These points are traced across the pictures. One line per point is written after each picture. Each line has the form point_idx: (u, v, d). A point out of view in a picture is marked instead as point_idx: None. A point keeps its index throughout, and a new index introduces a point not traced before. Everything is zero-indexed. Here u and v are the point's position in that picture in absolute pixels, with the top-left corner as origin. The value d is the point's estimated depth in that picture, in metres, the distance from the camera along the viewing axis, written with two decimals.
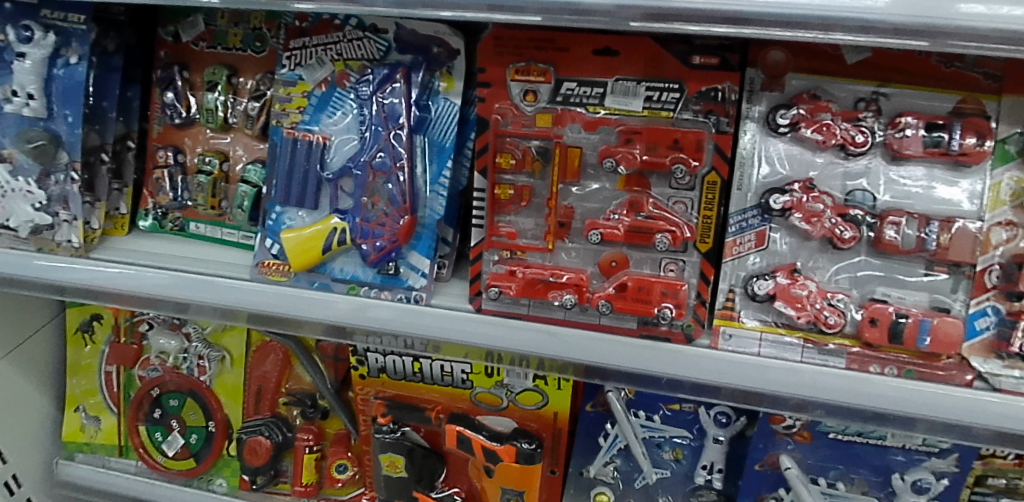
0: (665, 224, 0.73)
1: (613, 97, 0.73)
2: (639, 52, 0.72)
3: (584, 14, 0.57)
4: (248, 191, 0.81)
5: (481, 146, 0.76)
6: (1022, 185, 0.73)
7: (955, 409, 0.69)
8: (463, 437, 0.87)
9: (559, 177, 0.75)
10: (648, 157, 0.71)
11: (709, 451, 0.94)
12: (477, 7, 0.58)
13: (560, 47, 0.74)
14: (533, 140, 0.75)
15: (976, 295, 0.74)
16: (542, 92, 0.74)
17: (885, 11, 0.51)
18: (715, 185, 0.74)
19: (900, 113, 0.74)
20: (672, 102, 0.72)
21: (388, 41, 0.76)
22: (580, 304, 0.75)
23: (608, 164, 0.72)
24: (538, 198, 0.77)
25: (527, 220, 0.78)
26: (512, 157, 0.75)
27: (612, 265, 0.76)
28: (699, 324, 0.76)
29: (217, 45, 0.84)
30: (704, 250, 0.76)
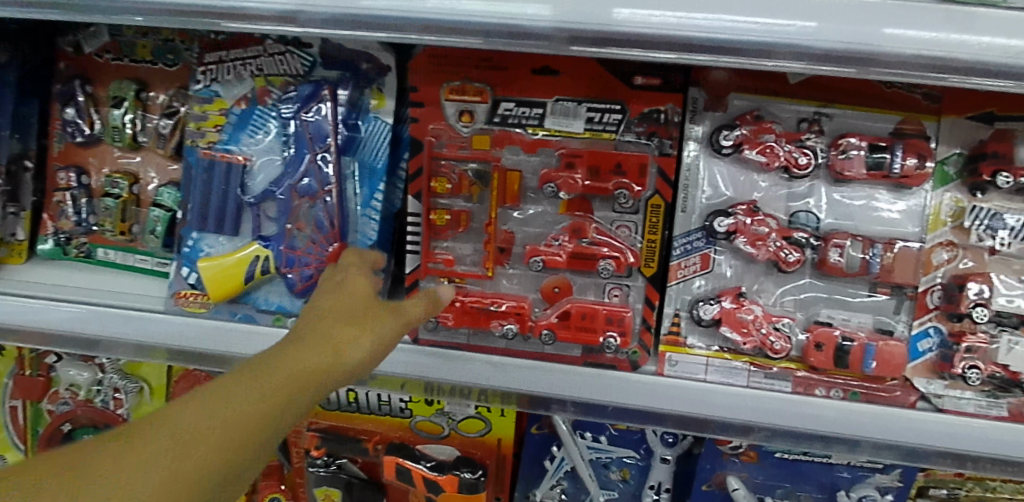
0: (609, 249, 0.71)
1: (554, 119, 0.70)
2: (580, 72, 0.70)
3: (525, 39, 0.53)
4: (160, 215, 0.74)
5: (414, 170, 0.71)
6: (961, 206, 0.73)
7: (898, 430, 0.68)
8: (402, 468, 0.82)
9: (499, 200, 0.71)
10: (592, 181, 0.68)
11: (656, 471, 0.91)
12: (411, 27, 0.54)
13: (496, 66, 0.70)
14: (470, 163, 0.71)
15: (919, 315, 0.74)
16: (478, 112, 0.70)
17: (816, 36, 0.49)
18: (660, 209, 0.72)
19: (842, 134, 0.73)
20: (614, 124, 0.69)
21: (313, 56, 0.71)
22: (522, 333, 0.72)
23: (550, 190, 0.69)
24: (478, 223, 0.73)
25: (468, 244, 0.74)
26: (448, 182, 0.71)
27: (555, 291, 0.73)
28: (644, 350, 0.74)
29: (124, 57, 0.76)
30: (648, 274, 0.74)
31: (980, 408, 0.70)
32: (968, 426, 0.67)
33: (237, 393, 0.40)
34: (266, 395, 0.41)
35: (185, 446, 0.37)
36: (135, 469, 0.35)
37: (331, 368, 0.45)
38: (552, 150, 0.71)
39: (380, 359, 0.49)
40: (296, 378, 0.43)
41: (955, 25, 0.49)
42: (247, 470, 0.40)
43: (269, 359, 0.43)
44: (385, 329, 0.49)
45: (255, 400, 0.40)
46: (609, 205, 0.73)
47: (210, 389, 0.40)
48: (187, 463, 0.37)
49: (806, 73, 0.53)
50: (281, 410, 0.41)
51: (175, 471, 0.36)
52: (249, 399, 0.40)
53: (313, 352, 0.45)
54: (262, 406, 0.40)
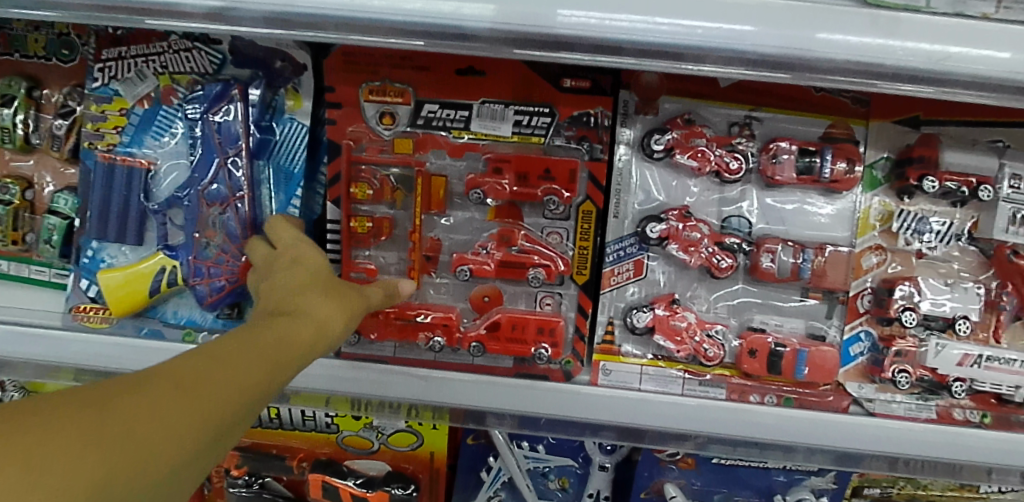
0: (540, 258, 0.69)
1: (480, 122, 0.67)
2: (504, 74, 0.67)
3: (464, 40, 0.49)
4: (57, 223, 0.67)
5: (333, 175, 0.68)
6: (889, 209, 0.73)
7: (834, 435, 0.67)
8: (328, 485, 0.79)
9: (422, 206, 0.68)
10: (520, 187, 0.67)
11: (594, 479, 0.90)
12: (329, 26, 0.49)
13: (417, 65, 0.67)
14: (392, 168, 0.68)
15: (851, 320, 0.74)
16: (400, 115, 0.67)
17: (749, 40, 0.47)
18: (591, 215, 0.71)
19: (773, 138, 0.72)
20: (543, 127, 0.67)
21: (223, 53, 0.66)
22: (450, 346, 0.69)
23: (478, 195, 0.67)
24: (401, 229, 0.71)
25: (394, 250, 0.71)
26: (369, 188, 0.68)
27: (484, 300, 0.71)
28: (577, 358, 0.72)
29: (13, 52, 0.68)
30: (581, 282, 0.72)
31: (909, 410, 0.71)
32: (911, 429, 0.67)
33: (234, 352, 0.39)
34: (261, 355, 0.40)
35: (191, 391, 0.35)
36: (137, 410, 0.32)
37: (312, 342, 0.46)
38: (478, 154, 0.69)
39: (344, 340, 0.51)
40: (281, 345, 0.43)
41: (883, 30, 0.48)
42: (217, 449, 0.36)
43: (251, 330, 0.43)
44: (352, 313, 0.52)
45: (246, 363, 0.39)
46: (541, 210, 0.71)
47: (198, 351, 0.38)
48: (197, 405, 0.34)
49: (736, 77, 0.51)
50: (268, 378, 0.40)
51: (183, 414, 0.33)
52: (239, 363, 0.38)
53: (294, 328, 0.45)
54: (255, 364, 0.40)
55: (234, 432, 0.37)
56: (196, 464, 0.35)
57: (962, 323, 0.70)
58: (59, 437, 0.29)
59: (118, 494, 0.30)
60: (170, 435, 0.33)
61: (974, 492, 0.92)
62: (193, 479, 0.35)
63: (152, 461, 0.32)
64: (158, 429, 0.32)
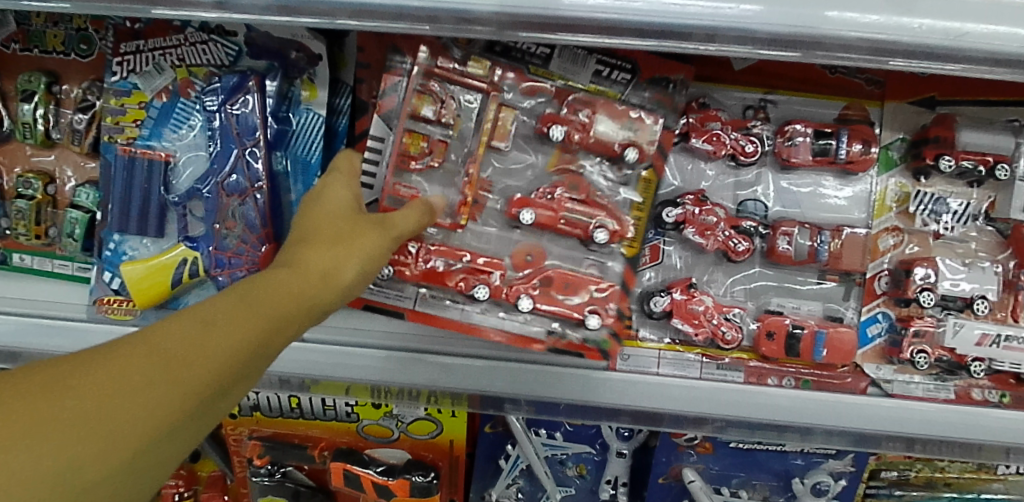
0: (604, 216, 0.67)
1: (560, 62, 0.67)
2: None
3: (474, 24, 0.49)
4: (78, 217, 0.68)
5: (390, 84, 0.66)
6: (906, 190, 0.73)
7: (850, 416, 0.67)
8: (350, 474, 0.80)
9: (486, 140, 0.67)
10: (601, 137, 0.66)
11: (612, 466, 0.90)
12: (338, 13, 0.49)
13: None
14: (464, 92, 0.67)
15: (868, 301, 0.74)
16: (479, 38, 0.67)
17: (760, 20, 0.47)
18: (650, 185, 0.69)
19: (788, 121, 0.72)
20: (622, 83, 0.68)
21: (238, 45, 0.67)
22: (493, 297, 0.68)
23: (552, 135, 0.66)
24: (453, 162, 0.68)
25: (445, 182, 0.69)
26: (432, 104, 0.65)
27: (526, 259, 0.70)
28: (613, 335, 0.69)
29: (33, 48, 0.69)
30: (629, 255, 0.70)
31: (928, 391, 0.70)
32: (927, 411, 0.67)
33: (232, 314, 0.42)
34: (259, 314, 0.43)
35: (184, 364, 0.38)
36: (137, 385, 0.36)
37: (323, 285, 0.48)
38: (546, 97, 0.68)
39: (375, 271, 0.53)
40: (286, 296, 0.45)
41: (897, 8, 0.47)
42: (221, 404, 0.41)
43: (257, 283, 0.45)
44: (378, 249, 0.53)
45: (244, 326, 0.41)
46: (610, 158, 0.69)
47: (192, 314, 0.41)
48: (190, 377, 0.38)
49: (750, 57, 0.51)
50: (268, 332, 0.43)
51: (176, 388, 0.37)
52: (237, 327, 0.41)
53: (305, 275, 0.47)
54: (254, 324, 0.42)
55: (237, 385, 0.42)
56: (203, 420, 0.40)
57: (979, 303, 0.70)
58: (69, 417, 0.34)
59: (131, 462, 0.36)
60: (166, 410, 0.37)
61: (992, 474, 0.92)
62: (202, 430, 0.40)
63: (157, 433, 0.37)
64: (156, 403, 0.36)
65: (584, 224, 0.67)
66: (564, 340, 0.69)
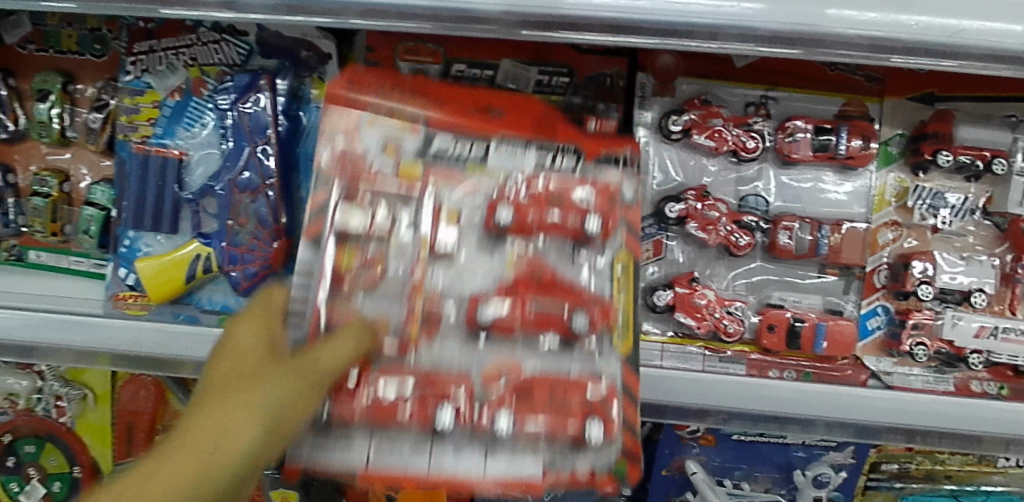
0: (582, 301, 0.52)
1: (495, 160, 0.55)
2: (521, 122, 0.58)
3: (482, 24, 0.51)
4: (93, 214, 0.69)
5: (313, 208, 0.51)
6: (904, 186, 0.75)
7: (852, 408, 0.68)
8: None
9: (428, 249, 0.51)
10: (560, 218, 0.53)
11: None
12: (349, 13, 0.50)
13: (430, 98, 0.58)
14: (396, 203, 0.52)
15: (867, 295, 0.76)
16: (406, 146, 0.54)
17: (760, 17, 0.48)
18: (630, 268, 0.54)
19: (789, 117, 0.74)
20: (569, 168, 0.56)
21: (250, 44, 0.68)
22: (461, 423, 0.48)
23: (501, 220, 0.52)
24: (383, 292, 0.50)
25: (387, 306, 0.50)
26: (360, 211, 0.51)
27: (500, 376, 0.50)
28: (627, 453, 0.49)
29: (48, 48, 0.70)
30: (624, 352, 0.51)
31: (928, 384, 0.71)
32: (926, 402, 0.67)
33: None
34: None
35: None
36: None
37: (225, 450, 0.39)
38: (487, 186, 0.53)
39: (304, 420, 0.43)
40: (174, 477, 0.37)
41: (898, 6, 0.49)
42: None
43: (161, 456, 0.38)
44: (290, 392, 0.42)
45: None
46: (573, 239, 0.54)
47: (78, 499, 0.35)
48: None
49: (751, 54, 0.52)
50: None
51: None
52: None
53: (200, 445, 0.39)
54: None
55: None
56: None
57: (977, 295, 0.72)
58: None
59: None
60: None
61: (991, 466, 0.94)
62: None
63: None
64: None
65: (558, 313, 0.51)
66: (568, 472, 0.48)
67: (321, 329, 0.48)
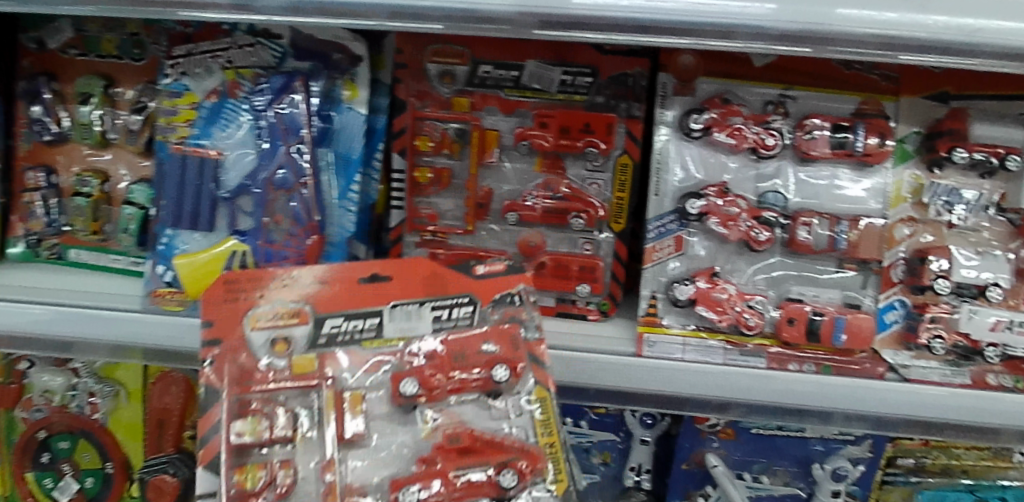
0: (505, 456, 0.55)
1: (393, 327, 0.59)
2: (412, 286, 0.60)
3: (506, 26, 0.53)
4: (133, 213, 0.73)
5: (209, 427, 0.54)
6: (920, 182, 0.76)
7: (871, 401, 0.69)
8: None
9: (337, 436, 0.57)
10: (462, 375, 0.59)
11: (636, 453, 0.92)
12: (380, 14, 0.53)
13: (320, 281, 0.59)
14: (290, 395, 0.58)
15: (885, 289, 0.77)
16: (297, 339, 0.58)
17: (770, 17, 0.51)
18: (547, 401, 0.58)
19: (807, 115, 0.75)
20: (465, 318, 0.60)
21: (283, 47, 0.71)
22: None
23: (408, 391, 0.57)
24: (303, 468, 0.56)
25: (306, 486, 0.55)
26: (263, 422, 0.55)
27: None
28: None
29: (89, 53, 0.73)
30: (560, 491, 0.55)
31: (944, 377, 0.72)
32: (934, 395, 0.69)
33: None
34: None
35: None
36: None
37: None
38: (389, 363, 0.59)
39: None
40: None
41: (913, 4, 0.50)
42: None
43: None
44: None
45: None
46: (482, 391, 0.59)
47: None
48: None
49: (767, 53, 0.54)
50: None
51: None
52: None
53: None
54: None
55: None
56: None
57: (993, 289, 0.73)
58: None
59: None
60: None
61: (1007, 461, 0.94)
62: None
63: None
64: None
65: (484, 476, 0.55)
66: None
67: None
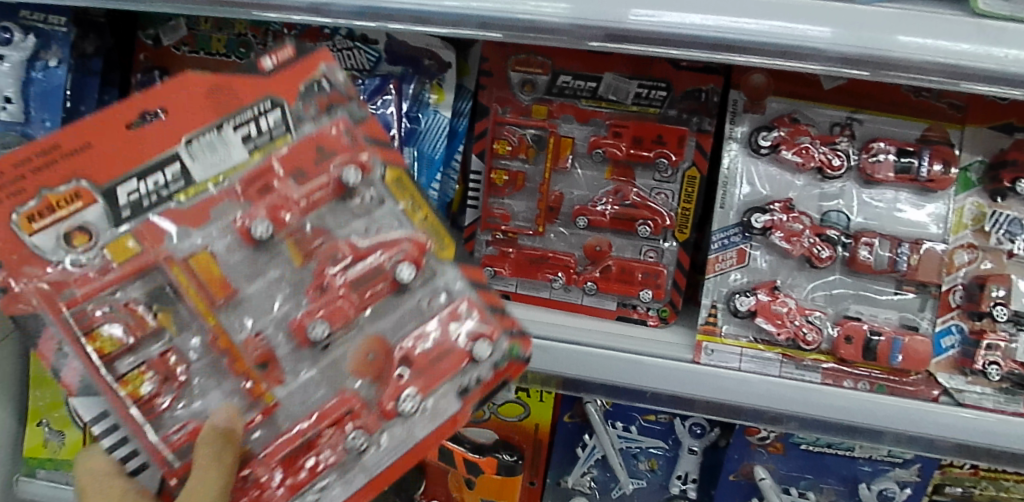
0: (393, 254, 0.56)
1: (201, 164, 0.54)
2: (187, 111, 0.54)
3: (585, 40, 0.57)
4: None
5: (56, 358, 0.52)
6: (982, 210, 0.77)
7: (924, 424, 0.69)
8: (446, 449, 0.89)
9: (206, 304, 0.54)
10: (304, 188, 0.56)
11: (684, 462, 0.93)
12: (468, 23, 0.58)
13: (75, 148, 0.52)
14: (123, 289, 0.53)
15: (942, 313, 0.77)
16: (94, 222, 0.52)
17: (833, 42, 0.54)
18: (404, 179, 0.58)
19: (873, 139, 0.78)
20: (280, 125, 0.55)
21: (378, 52, 0.77)
22: (368, 432, 0.54)
23: (259, 233, 0.54)
24: (186, 340, 0.55)
25: (196, 361, 0.55)
26: (115, 332, 0.53)
27: (369, 359, 0.55)
28: (521, 334, 0.56)
29: (200, 50, 0.80)
30: (450, 257, 0.57)
31: (998, 404, 0.71)
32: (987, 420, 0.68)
33: None
34: None
35: None
36: None
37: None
38: (225, 203, 0.55)
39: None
40: None
41: (989, 39, 0.53)
42: None
43: None
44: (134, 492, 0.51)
45: None
46: (336, 198, 0.57)
47: None
48: None
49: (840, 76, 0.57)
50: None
51: None
52: None
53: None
54: None
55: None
56: None
57: None
58: None
59: None
60: None
61: None
62: None
63: None
64: None
65: (377, 273, 0.56)
66: (476, 383, 0.55)
67: (173, 463, 0.53)
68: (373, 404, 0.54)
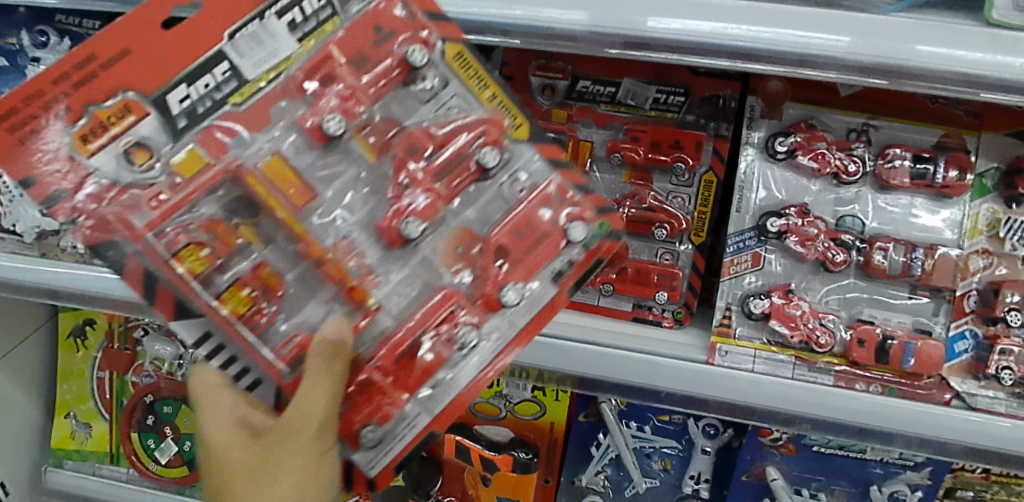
0: (470, 136, 0.59)
1: (250, 60, 0.55)
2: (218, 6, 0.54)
3: (603, 47, 0.59)
4: None
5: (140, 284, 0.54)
6: (997, 216, 0.78)
7: (937, 427, 0.69)
8: (462, 445, 0.92)
9: (287, 206, 0.57)
10: (370, 74, 0.58)
11: (697, 462, 0.95)
12: (489, 30, 0.60)
13: (116, 57, 0.53)
14: (201, 205, 0.56)
15: (956, 317, 0.77)
16: (152, 136, 0.54)
17: (851, 50, 0.55)
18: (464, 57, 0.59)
19: (888, 145, 0.79)
20: (323, 7, 0.57)
21: None
22: (475, 322, 0.57)
23: (335, 127, 0.56)
24: (275, 252, 0.58)
25: (289, 271, 0.58)
26: (205, 251, 0.55)
27: (461, 251, 0.59)
28: (607, 209, 0.60)
29: None
30: (524, 135, 0.60)
31: (1010, 408, 0.72)
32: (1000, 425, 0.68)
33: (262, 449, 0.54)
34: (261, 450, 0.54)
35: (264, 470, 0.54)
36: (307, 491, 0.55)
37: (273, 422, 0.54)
38: (283, 101, 0.57)
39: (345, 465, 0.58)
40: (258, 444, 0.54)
41: (1004, 48, 0.54)
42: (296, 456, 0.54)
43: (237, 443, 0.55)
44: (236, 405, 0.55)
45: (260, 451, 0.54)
46: (403, 81, 0.59)
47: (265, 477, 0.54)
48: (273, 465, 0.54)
49: (857, 84, 0.58)
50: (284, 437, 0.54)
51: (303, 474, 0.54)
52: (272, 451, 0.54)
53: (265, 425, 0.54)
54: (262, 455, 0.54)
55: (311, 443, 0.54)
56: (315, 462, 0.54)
57: None
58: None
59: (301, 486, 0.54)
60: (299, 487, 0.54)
61: None
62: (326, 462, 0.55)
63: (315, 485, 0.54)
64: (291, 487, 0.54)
65: (460, 159, 0.59)
66: (570, 264, 0.59)
67: (286, 373, 0.56)
68: (475, 297, 0.58)
